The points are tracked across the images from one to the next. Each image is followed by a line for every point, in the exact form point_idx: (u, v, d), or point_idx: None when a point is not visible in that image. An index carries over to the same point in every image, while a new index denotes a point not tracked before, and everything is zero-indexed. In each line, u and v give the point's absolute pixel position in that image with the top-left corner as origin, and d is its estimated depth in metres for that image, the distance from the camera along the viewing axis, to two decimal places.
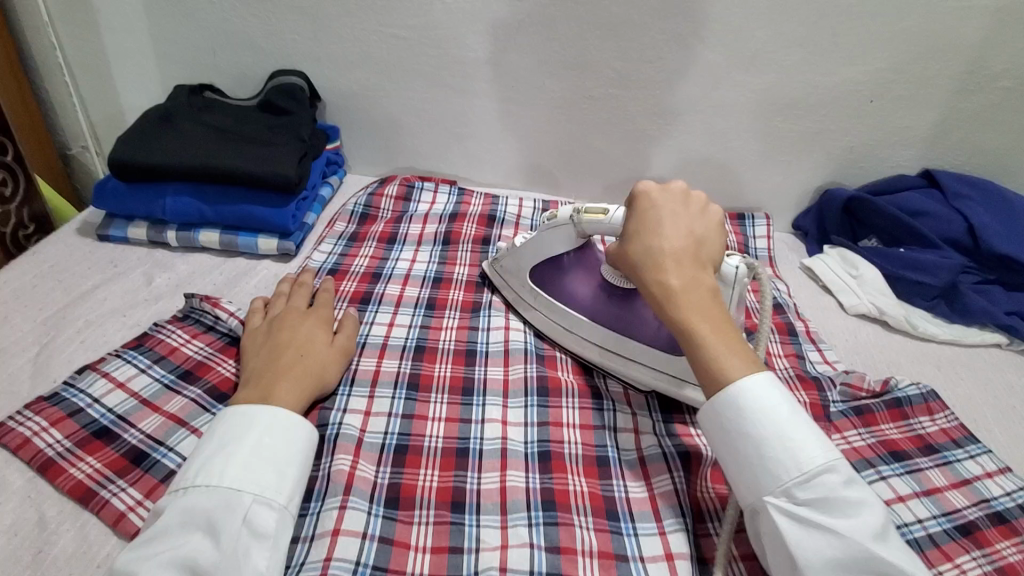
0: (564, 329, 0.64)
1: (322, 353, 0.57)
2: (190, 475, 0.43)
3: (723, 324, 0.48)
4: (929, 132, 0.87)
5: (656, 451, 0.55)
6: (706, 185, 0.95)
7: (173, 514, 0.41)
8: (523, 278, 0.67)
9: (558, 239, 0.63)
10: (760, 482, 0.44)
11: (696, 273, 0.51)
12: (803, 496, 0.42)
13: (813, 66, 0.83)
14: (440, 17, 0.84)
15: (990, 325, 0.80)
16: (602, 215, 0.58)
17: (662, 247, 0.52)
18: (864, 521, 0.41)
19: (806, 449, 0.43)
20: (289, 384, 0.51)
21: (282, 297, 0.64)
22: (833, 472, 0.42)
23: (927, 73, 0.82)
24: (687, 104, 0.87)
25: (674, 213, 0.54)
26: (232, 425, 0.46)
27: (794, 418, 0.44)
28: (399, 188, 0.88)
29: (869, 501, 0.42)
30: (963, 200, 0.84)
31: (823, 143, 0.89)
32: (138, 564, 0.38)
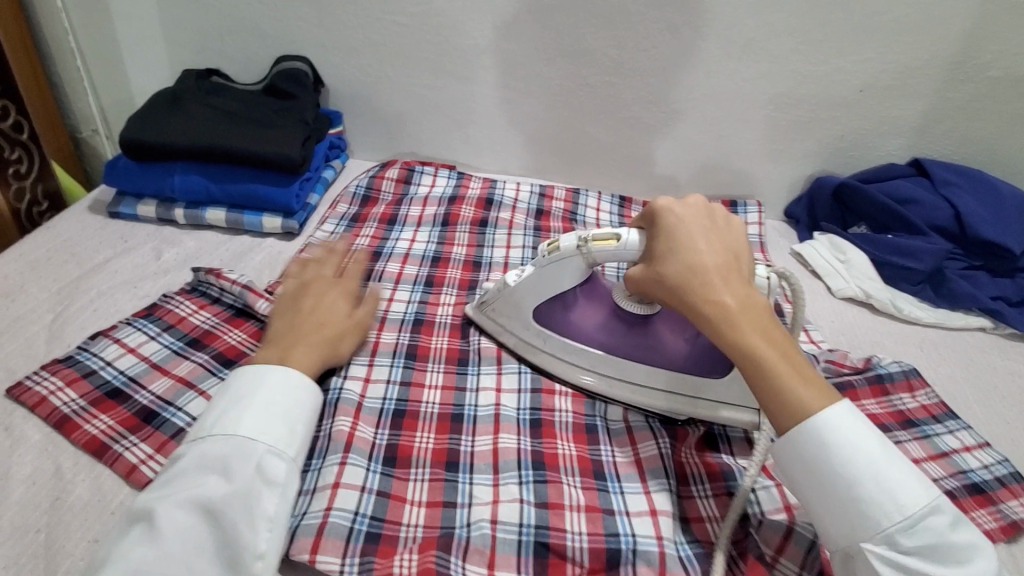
0: (586, 368, 0.60)
1: (342, 324, 0.59)
2: (207, 423, 0.45)
3: (785, 344, 0.46)
4: (916, 121, 0.89)
5: (642, 423, 0.58)
6: (700, 172, 0.97)
7: (191, 458, 0.43)
8: (526, 319, 0.60)
9: (565, 270, 0.58)
10: (860, 528, 0.42)
11: (746, 289, 0.49)
12: (912, 545, 0.41)
13: (804, 55, 0.85)
14: (441, 6, 0.86)
15: (975, 309, 0.82)
16: (614, 242, 0.55)
17: (707, 264, 0.49)
18: (975, 568, 0.40)
19: (910, 493, 0.42)
20: (304, 350, 0.54)
21: (315, 263, 0.65)
22: (940, 517, 0.41)
23: (915, 64, 0.84)
24: (681, 92, 0.89)
25: (704, 229, 0.52)
26: (246, 383, 0.48)
27: (893, 458, 0.43)
28: (400, 172, 0.91)
29: (974, 542, 0.41)
30: (950, 187, 0.86)
31: (814, 131, 0.91)
32: (156, 501, 0.41)
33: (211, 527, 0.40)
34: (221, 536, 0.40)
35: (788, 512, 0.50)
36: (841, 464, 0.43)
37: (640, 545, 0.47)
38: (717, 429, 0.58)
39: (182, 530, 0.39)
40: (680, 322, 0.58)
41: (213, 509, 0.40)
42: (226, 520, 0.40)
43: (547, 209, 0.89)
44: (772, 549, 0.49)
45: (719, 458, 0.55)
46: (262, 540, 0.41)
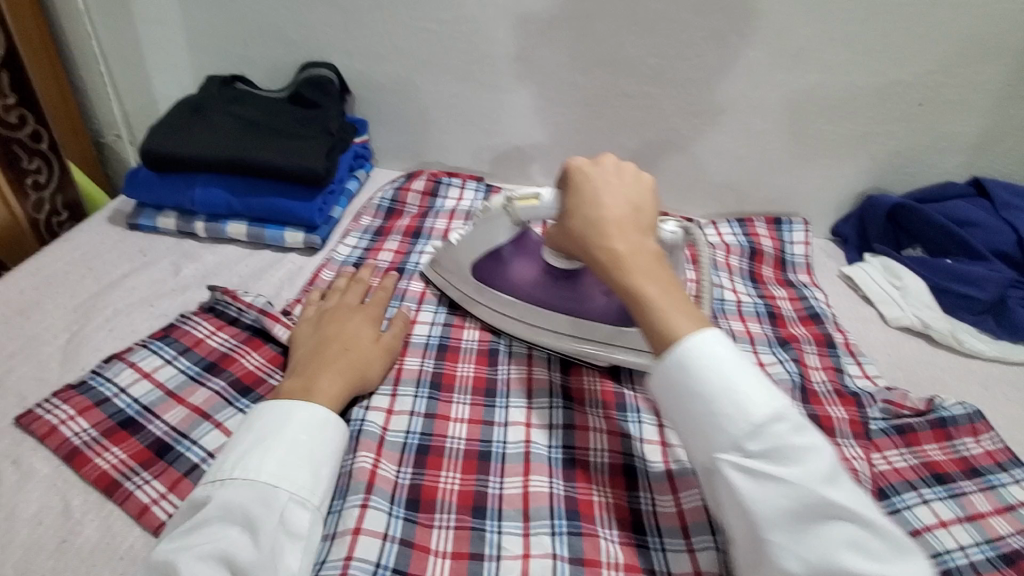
0: (514, 317, 0.64)
1: (367, 350, 0.57)
2: (231, 464, 0.42)
3: (669, 284, 0.46)
4: (981, 138, 0.83)
5: (684, 466, 0.53)
6: (740, 188, 0.92)
7: (215, 504, 0.40)
8: (465, 274, 0.66)
9: (495, 229, 0.63)
10: (708, 437, 0.42)
11: (640, 237, 0.50)
12: (754, 448, 0.40)
13: (859, 66, 0.79)
14: (473, 11, 0.83)
15: None
16: (534, 201, 0.59)
17: (603, 215, 0.50)
18: (814, 467, 0.39)
19: (752, 397, 0.41)
20: (329, 377, 0.51)
21: (338, 291, 0.65)
22: (780, 421, 0.40)
23: (985, 77, 0.78)
24: (724, 103, 0.84)
25: (610, 183, 0.53)
26: (269, 419, 0.45)
27: (738, 362, 0.43)
28: (426, 184, 0.87)
29: (818, 443, 0.40)
30: (1013, 211, 0.81)
31: (868, 147, 0.85)
32: (178, 552, 0.37)
33: None
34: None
35: None
36: (701, 381, 0.42)
37: None
38: None
39: None
40: None
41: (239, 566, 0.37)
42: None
43: None
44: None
45: None
46: None
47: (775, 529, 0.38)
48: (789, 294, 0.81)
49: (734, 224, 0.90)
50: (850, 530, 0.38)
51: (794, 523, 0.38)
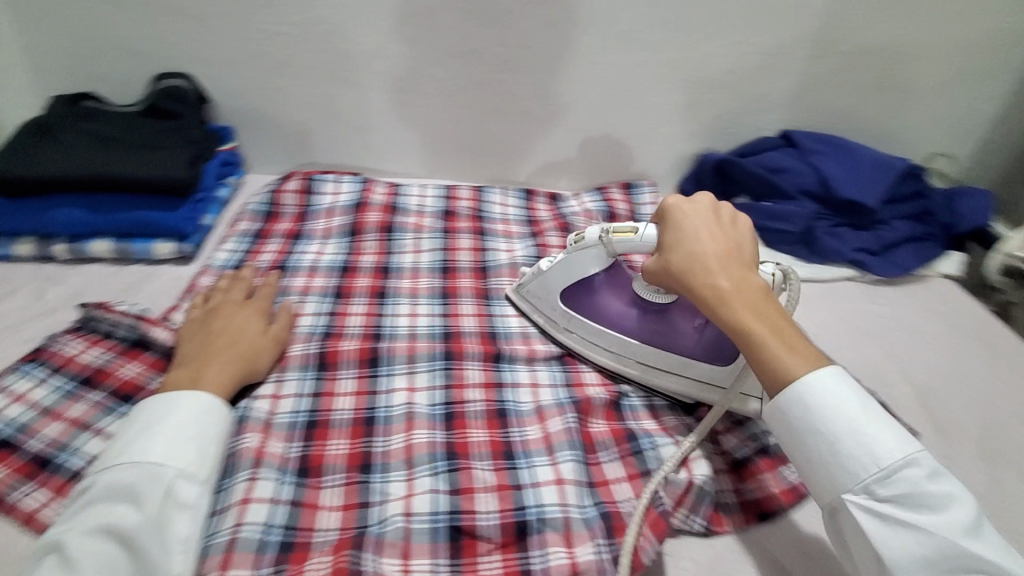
0: (603, 347, 0.66)
1: (256, 339, 0.60)
2: (116, 449, 0.45)
3: (775, 318, 0.53)
4: (781, 97, 0.98)
5: (550, 401, 0.62)
6: (595, 160, 1.02)
7: (100, 485, 0.43)
8: (553, 300, 0.68)
9: (589, 259, 0.66)
10: (836, 479, 0.47)
11: (741, 275, 0.56)
12: (885, 492, 0.45)
13: (677, 41, 0.91)
14: (324, 13, 0.86)
15: (844, 262, 0.91)
16: (631, 234, 0.62)
17: (706, 254, 0.57)
18: (952, 516, 0.43)
19: (883, 445, 0.46)
20: (217, 367, 0.55)
21: (220, 291, 0.67)
22: (914, 467, 0.45)
23: (775, 47, 0.92)
24: (569, 85, 0.94)
25: (710, 222, 0.60)
26: (155, 409, 0.48)
27: (868, 415, 0.48)
28: (300, 183, 0.89)
29: (955, 495, 0.44)
30: (816, 155, 0.96)
31: (695, 113, 0.98)
32: (67, 532, 0.41)
33: (127, 554, 0.41)
34: (133, 561, 0.41)
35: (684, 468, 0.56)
36: (821, 423, 0.48)
37: (547, 513, 0.51)
38: (623, 399, 0.64)
39: (97, 557, 0.40)
40: (694, 311, 0.64)
41: (126, 537, 0.41)
42: (140, 547, 0.41)
43: (454, 210, 0.91)
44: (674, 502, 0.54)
45: (624, 424, 0.61)
46: (177, 562, 0.42)
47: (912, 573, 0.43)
48: None
49: (593, 194, 1.01)
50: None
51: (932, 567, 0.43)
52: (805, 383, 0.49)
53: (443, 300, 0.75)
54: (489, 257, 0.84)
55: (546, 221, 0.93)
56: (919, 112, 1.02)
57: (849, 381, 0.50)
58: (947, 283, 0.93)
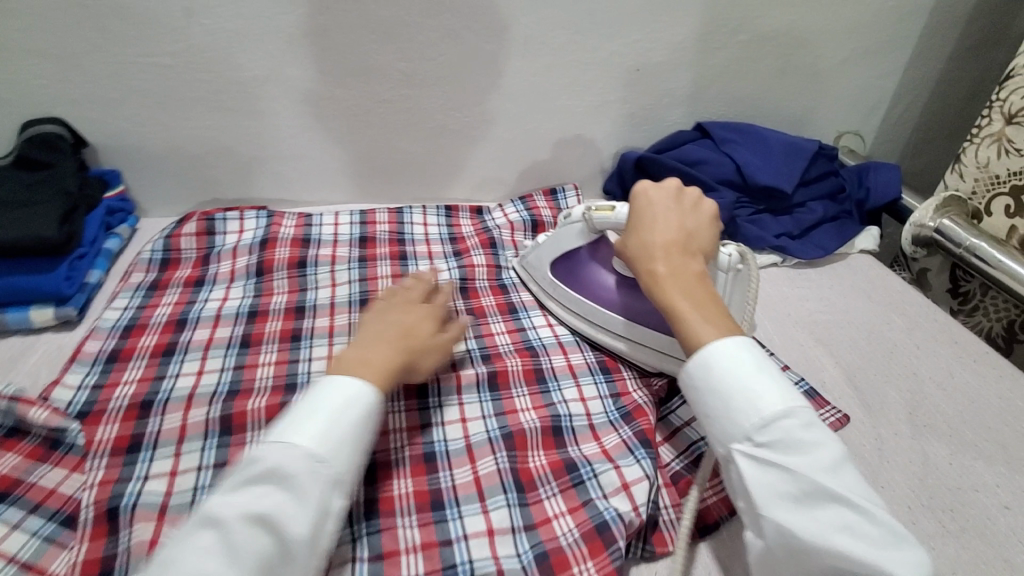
0: (579, 314, 0.72)
1: (424, 338, 0.60)
2: (280, 429, 0.46)
3: (702, 298, 0.55)
4: (690, 90, 0.98)
5: (481, 437, 0.59)
6: (515, 169, 1.00)
7: (264, 464, 0.44)
8: (545, 270, 0.76)
9: (573, 235, 0.72)
10: (721, 429, 0.48)
11: (681, 258, 0.59)
12: (762, 439, 0.45)
13: (582, 41, 0.89)
14: (202, 40, 0.79)
15: (767, 248, 0.92)
16: (609, 211, 0.67)
17: (653, 237, 0.60)
18: (817, 458, 0.44)
19: (766, 397, 0.47)
20: (386, 350, 0.55)
21: (399, 286, 0.66)
22: (790, 418, 0.45)
23: (677, 40, 0.92)
24: (476, 95, 0.90)
25: (668, 209, 0.63)
26: (335, 398, 0.48)
27: (758, 370, 0.48)
28: (198, 224, 0.82)
29: (824, 440, 0.45)
30: (730, 144, 0.97)
31: (608, 113, 0.97)
32: (224, 508, 0.42)
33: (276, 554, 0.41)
34: (282, 551, 0.41)
35: (626, 490, 0.54)
36: (719, 380, 0.49)
37: (477, 570, 0.48)
38: (563, 421, 0.61)
39: (247, 545, 0.41)
40: None
41: (282, 535, 0.41)
42: (290, 550, 0.41)
43: (372, 235, 0.85)
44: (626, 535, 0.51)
45: (564, 452, 0.58)
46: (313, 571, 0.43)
47: (775, 509, 0.44)
48: None
49: (517, 203, 0.98)
50: (846, 518, 0.43)
51: (795, 504, 0.44)
52: (711, 351, 0.50)
53: None
54: None
55: (469, 237, 0.89)
56: (823, 93, 1.04)
57: (755, 349, 0.50)
58: (866, 258, 0.95)
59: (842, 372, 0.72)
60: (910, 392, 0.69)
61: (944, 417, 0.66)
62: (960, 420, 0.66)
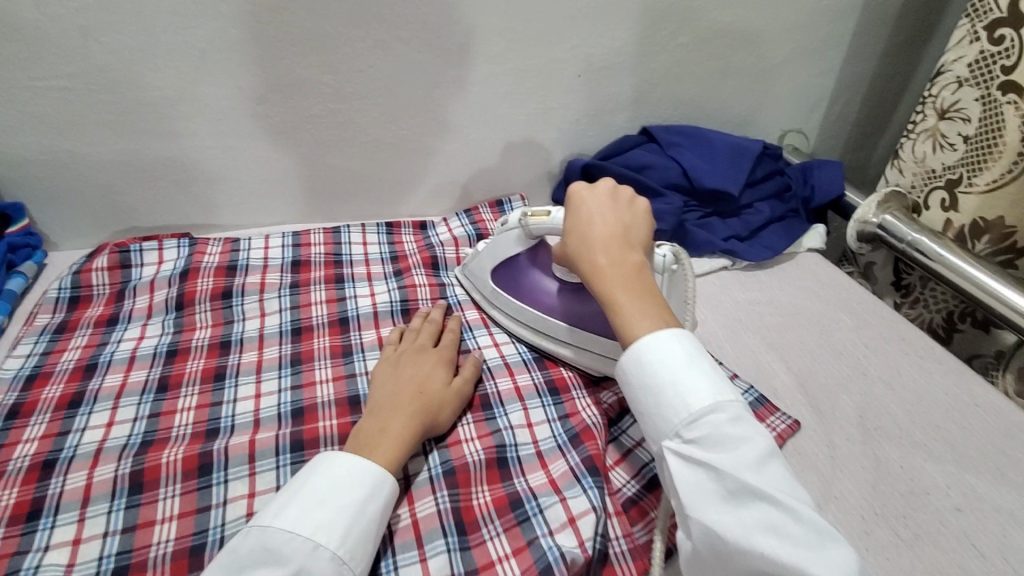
0: (521, 321, 0.71)
1: (440, 392, 0.59)
2: (291, 515, 0.45)
3: (641, 291, 0.55)
4: (633, 94, 0.97)
5: (421, 475, 0.55)
6: (459, 181, 0.97)
7: (288, 557, 0.42)
8: (485, 278, 0.73)
9: (512, 241, 0.70)
10: (654, 425, 0.50)
11: (620, 252, 0.57)
12: (690, 435, 0.47)
13: (519, 48, 0.86)
14: (105, 59, 0.73)
15: (716, 252, 0.91)
16: (545, 216, 0.65)
17: (591, 234, 0.59)
18: (742, 454, 0.45)
19: (695, 393, 0.48)
20: (404, 419, 0.55)
21: (412, 330, 0.67)
22: (717, 412, 0.47)
23: (616, 44, 0.90)
24: (412, 107, 0.86)
25: (605, 204, 0.62)
26: (341, 470, 0.48)
27: (690, 367, 0.49)
28: (111, 257, 0.75)
29: (752, 436, 0.46)
30: (675, 148, 0.96)
31: (551, 120, 0.95)
32: None
33: None
34: None
35: (572, 524, 0.51)
36: (653, 379, 0.50)
37: None
38: (509, 452, 0.58)
39: None
40: None
41: None
42: None
43: (305, 258, 0.80)
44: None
45: (509, 486, 0.55)
46: None
47: (700, 505, 0.45)
48: None
49: (462, 217, 0.94)
50: (770, 516, 0.43)
51: (721, 502, 0.45)
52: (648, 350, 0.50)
53: (294, 368, 0.65)
54: (347, 306, 0.74)
55: (411, 254, 0.85)
56: (764, 93, 1.04)
57: (689, 343, 0.50)
58: (814, 257, 0.95)
59: (793, 378, 0.71)
60: (860, 394, 0.69)
61: (894, 420, 0.66)
62: (909, 421, 0.66)
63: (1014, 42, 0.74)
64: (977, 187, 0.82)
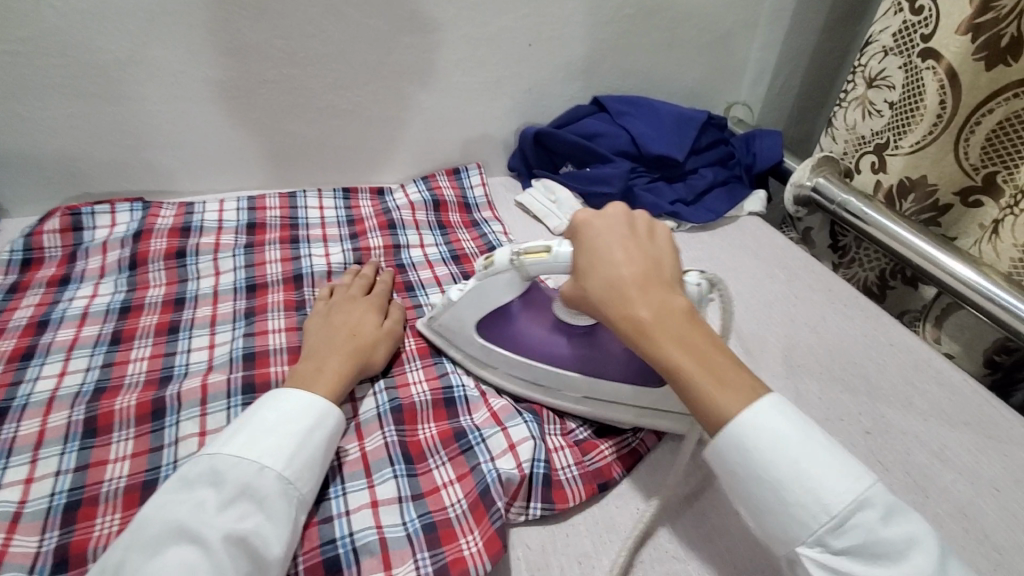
0: (529, 379, 0.61)
1: (371, 333, 0.62)
2: (239, 442, 0.46)
3: (705, 351, 0.47)
4: (584, 64, 1.00)
5: (370, 414, 0.58)
6: (415, 148, 0.99)
7: (235, 477, 0.44)
8: (470, 334, 0.61)
9: (501, 287, 0.57)
10: (789, 532, 0.43)
11: (664, 300, 0.49)
12: (839, 544, 0.41)
13: (471, 16, 0.88)
14: (51, 21, 0.73)
15: (663, 214, 0.96)
16: (545, 253, 0.54)
17: (624, 280, 0.49)
18: (914, 565, 0.40)
19: (835, 491, 0.42)
20: (337, 359, 0.57)
21: (342, 284, 0.70)
22: (868, 512, 0.41)
23: (566, 14, 0.93)
24: (366, 72, 0.88)
25: (622, 237, 0.52)
26: (289, 405, 0.50)
27: (819, 459, 0.43)
28: (62, 220, 0.75)
29: (914, 539, 0.40)
30: (624, 116, 1.00)
31: (505, 89, 0.97)
32: (191, 517, 0.41)
33: (246, 552, 0.41)
34: (255, 548, 0.42)
35: (511, 450, 0.54)
36: (763, 472, 0.43)
37: (358, 542, 0.48)
38: (455, 391, 0.61)
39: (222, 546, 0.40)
40: None
41: (252, 533, 0.42)
42: (260, 548, 0.42)
43: (261, 220, 0.82)
44: (507, 498, 0.52)
45: (455, 421, 0.58)
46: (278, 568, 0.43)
47: None
48: (472, 233, 0.88)
49: (419, 183, 0.97)
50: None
51: None
52: (742, 430, 0.43)
53: (247, 320, 0.67)
54: (301, 265, 0.76)
55: (368, 218, 0.87)
56: (711, 65, 1.09)
57: (788, 416, 0.44)
58: (755, 220, 1.00)
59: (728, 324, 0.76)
60: (787, 336, 0.74)
61: (814, 357, 0.71)
62: (829, 359, 0.71)
63: (932, 11, 0.74)
64: (902, 149, 0.82)
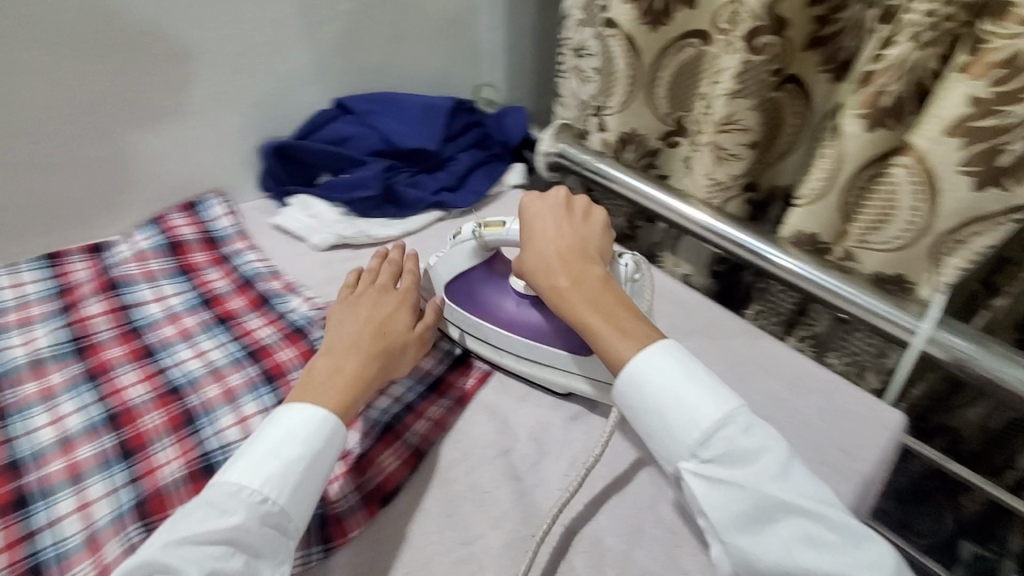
0: (483, 340, 0.66)
1: (400, 336, 0.60)
2: (239, 467, 0.47)
3: (609, 308, 0.55)
4: (313, 69, 0.94)
5: (106, 520, 0.51)
6: (135, 189, 0.85)
7: (227, 503, 0.45)
8: (440, 294, 0.68)
9: (466, 253, 0.68)
10: (670, 449, 0.49)
11: (577, 270, 0.58)
12: (707, 454, 0.47)
13: (157, 32, 0.77)
14: None
15: (428, 206, 0.96)
16: (500, 226, 0.65)
17: (547, 253, 0.60)
18: (763, 466, 0.46)
19: (703, 409, 0.48)
20: (355, 356, 0.56)
21: (370, 271, 0.66)
22: (729, 425, 0.47)
23: (273, 18, 0.86)
24: (33, 114, 0.73)
25: (557, 216, 0.63)
26: (293, 423, 0.50)
27: (691, 384, 0.50)
28: None
29: (767, 444, 0.47)
30: (370, 115, 0.97)
31: (228, 106, 0.88)
32: (174, 544, 0.42)
33: None
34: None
35: None
36: (651, 397, 0.50)
37: None
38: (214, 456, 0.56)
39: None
40: None
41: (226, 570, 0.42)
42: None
43: None
44: None
45: None
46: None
47: (731, 530, 0.45)
48: (223, 270, 0.79)
49: (148, 227, 0.84)
50: (804, 527, 0.44)
51: (748, 522, 0.45)
52: (633, 368, 0.51)
53: None
54: None
55: (84, 283, 0.75)
56: (447, 52, 1.11)
57: (676, 356, 0.51)
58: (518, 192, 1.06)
59: None
60: None
61: None
62: None
63: None
64: (612, 110, 0.91)
